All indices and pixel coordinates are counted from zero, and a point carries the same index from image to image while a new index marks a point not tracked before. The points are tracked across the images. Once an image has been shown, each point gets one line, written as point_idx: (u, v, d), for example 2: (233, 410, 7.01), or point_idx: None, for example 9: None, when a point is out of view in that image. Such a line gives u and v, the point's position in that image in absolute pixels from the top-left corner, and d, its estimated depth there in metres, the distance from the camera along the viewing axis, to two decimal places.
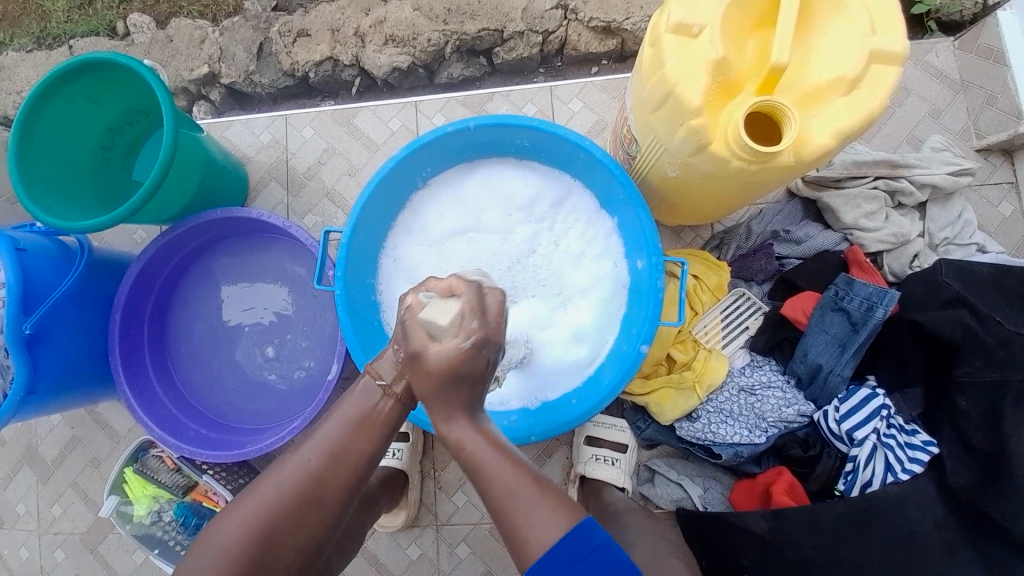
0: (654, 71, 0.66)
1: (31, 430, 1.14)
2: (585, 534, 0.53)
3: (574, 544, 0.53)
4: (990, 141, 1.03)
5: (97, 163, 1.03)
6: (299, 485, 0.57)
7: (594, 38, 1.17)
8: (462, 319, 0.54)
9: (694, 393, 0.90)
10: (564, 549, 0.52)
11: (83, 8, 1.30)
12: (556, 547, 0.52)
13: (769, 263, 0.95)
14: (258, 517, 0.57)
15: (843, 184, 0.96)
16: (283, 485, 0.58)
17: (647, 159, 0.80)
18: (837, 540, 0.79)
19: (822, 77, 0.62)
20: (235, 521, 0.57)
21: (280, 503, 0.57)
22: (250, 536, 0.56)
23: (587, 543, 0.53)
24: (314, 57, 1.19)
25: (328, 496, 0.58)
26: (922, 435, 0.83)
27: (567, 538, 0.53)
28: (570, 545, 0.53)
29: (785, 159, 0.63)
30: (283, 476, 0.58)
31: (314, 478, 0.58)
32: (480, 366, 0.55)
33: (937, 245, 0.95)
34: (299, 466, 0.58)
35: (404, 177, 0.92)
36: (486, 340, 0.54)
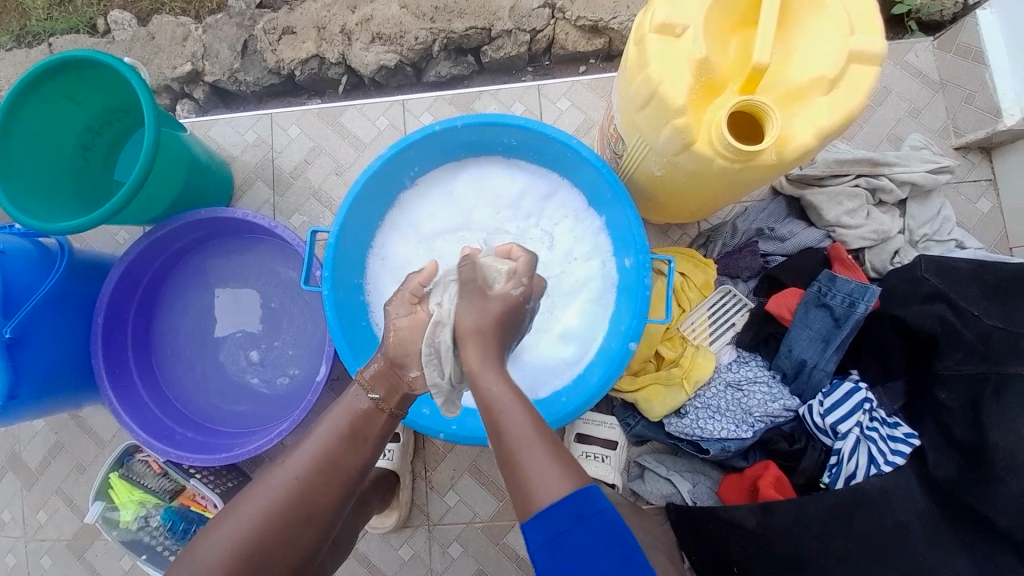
0: (638, 70, 0.66)
1: (14, 436, 1.12)
2: (591, 497, 0.52)
3: (579, 502, 0.51)
4: (968, 139, 1.05)
5: (77, 163, 1.01)
6: (291, 499, 0.58)
7: (581, 37, 1.18)
8: (517, 272, 0.67)
9: (681, 389, 0.91)
10: (567, 507, 0.51)
11: (62, 4, 1.27)
12: (556, 505, 0.51)
13: (754, 260, 0.96)
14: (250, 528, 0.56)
15: (826, 182, 0.98)
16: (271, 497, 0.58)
17: (633, 158, 0.80)
18: (822, 532, 0.80)
19: (803, 76, 0.63)
20: (224, 527, 0.57)
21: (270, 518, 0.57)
22: (241, 545, 0.56)
23: (592, 506, 0.51)
24: (299, 55, 1.18)
25: (320, 511, 0.59)
26: (904, 428, 0.84)
27: (570, 498, 0.51)
28: (574, 505, 0.51)
29: (768, 158, 0.64)
30: (274, 485, 0.59)
31: (303, 490, 0.59)
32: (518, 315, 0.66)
33: (918, 242, 0.97)
34: (289, 479, 0.59)
35: (391, 177, 0.91)
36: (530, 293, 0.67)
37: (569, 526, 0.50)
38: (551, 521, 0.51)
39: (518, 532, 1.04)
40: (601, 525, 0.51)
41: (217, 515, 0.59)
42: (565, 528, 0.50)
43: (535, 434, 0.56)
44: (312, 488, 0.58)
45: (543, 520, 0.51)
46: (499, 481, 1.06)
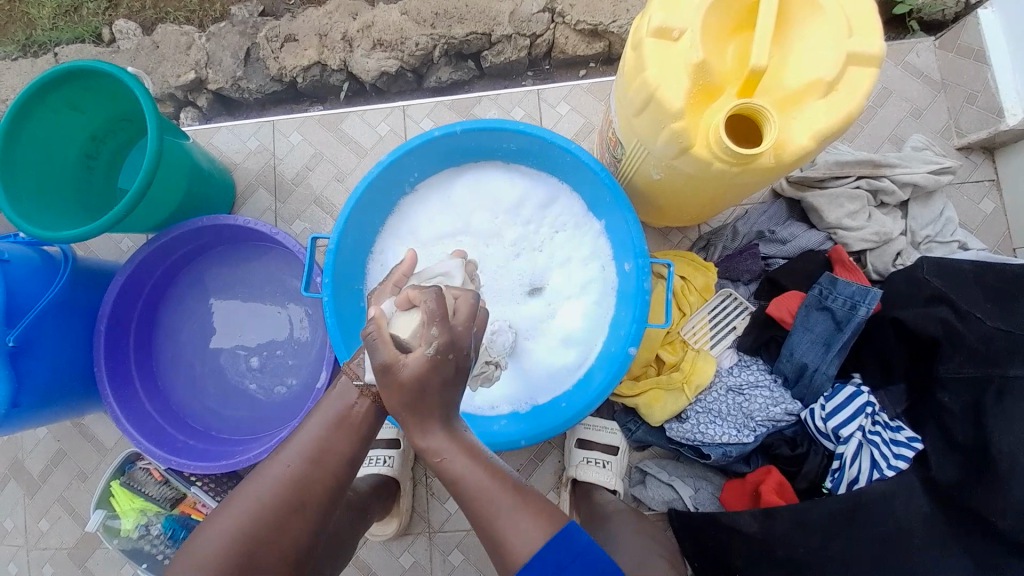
0: (636, 75, 0.66)
1: (18, 443, 1.13)
2: (569, 538, 0.54)
3: (559, 547, 0.53)
4: (970, 140, 1.05)
5: (81, 171, 1.03)
6: (282, 492, 0.58)
7: (581, 41, 1.18)
8: (425, 326, 0.52)
9: (683, 393, 0.90)
10: (550, 553, 0.53)
11: (69, 15, 1.29)
12: (541, 551, 0.52)
13: (755, 263, 0.96)
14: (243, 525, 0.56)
15: (827, 184, 0.97)
16: (262, 495, 0.58)
17: (631, 162, 0.80)
18: (824, 538, 0.79)
19: (801, 79, 0.63)
20: (220, 528, 0.57)
21: (262, 514, 0.57)
22: (234, 544, 0.56)
23: (571, 547, 0.54)
24: (301, 62, 1.19)
25: (310, 503, 0.59)
26: (907, 431, 0.83)
27: (553, 544, 0.53)
28: (556, 549, 0.53)
29: (766, 161, 0.64)
30: (265, 480, 0.59)
31: (296, 484, 0.59)
32: (448, 373, 0.53)
33: (920, 243, 0.96)
34: (281, 475, 0.59)
35: (391, 183, 0.92)
36: (450, 344, 0.53)
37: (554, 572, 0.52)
38: (537, 572, 0.52)
39: None
40: (582, 565, 0.53)
41: (209, 515, 0.59)
42: (554, 574, 0.52)
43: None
44: (308, 495, 0.59)
45: (528, 573, 0.52)
46: None
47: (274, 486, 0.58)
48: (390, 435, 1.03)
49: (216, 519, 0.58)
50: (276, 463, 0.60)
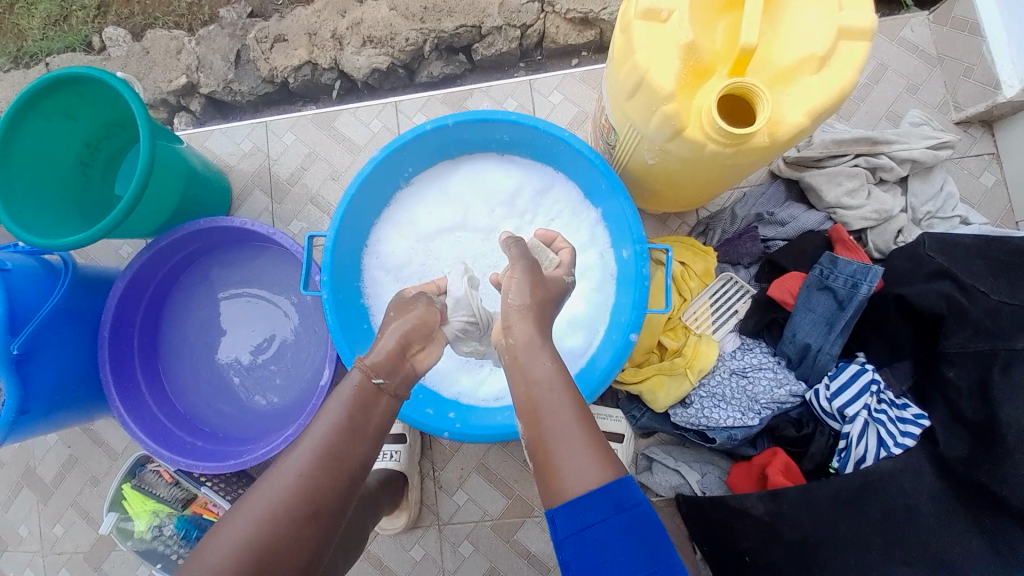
0: (626, 59, 0.65)
1: (28, 452, 1.14)
2: (627, 488, 0.52)
3: (614, 487, 0.51)
4: (968, 113, 1.04)
5: (77, 179, 1.02)
6: (295, 503, 0.55)
7: (572, 29, 1.17)
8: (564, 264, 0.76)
9: (686, 378, 0.90)
10: (604, 494, 0.51)
11: (59, 24, 1.28)
12: (590, 494, 0.51)
13: (754, 246, 0.95)
14: (254, 536, 0.53)
15: (825, 163, 0.96)
16: (273, 508, 0.55)
17: (625, 148, 0.80)
18: (833, 517, 0.79)
19: (792, 57, 0.62)
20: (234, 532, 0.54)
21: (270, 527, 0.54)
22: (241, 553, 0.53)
23: (618, 499, 0.51)
24: (292, 62, 1.18)
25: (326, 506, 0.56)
26: (913, 409, 0.83)
27: (604, 489, 0.51)
28: (611, 494, 0.51)
29: (761, 141, 0.63)
30: (276, 487, 0.56)
31: (308, 491, 0.56)
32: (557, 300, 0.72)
33: (921, 220, 0.96)
34: (290, 482, 0.56)
35: (386, 178, 0.91)
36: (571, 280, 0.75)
37: (603, 511, 0.51)
38: (584, 506, 0.51)
39: (529, 528, 1.04)
40: (636, 517, 0.51)
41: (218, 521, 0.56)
42: (602, 512, 0.51)
43: (537, 427, 0.56)
44: None
45: (573, 507, 0.51)
46: (508, 478, 1.06)
47: (288, 493, 0.55)
48: (396, 430, 1.03)
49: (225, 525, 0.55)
50: (285, 473, 0.56)
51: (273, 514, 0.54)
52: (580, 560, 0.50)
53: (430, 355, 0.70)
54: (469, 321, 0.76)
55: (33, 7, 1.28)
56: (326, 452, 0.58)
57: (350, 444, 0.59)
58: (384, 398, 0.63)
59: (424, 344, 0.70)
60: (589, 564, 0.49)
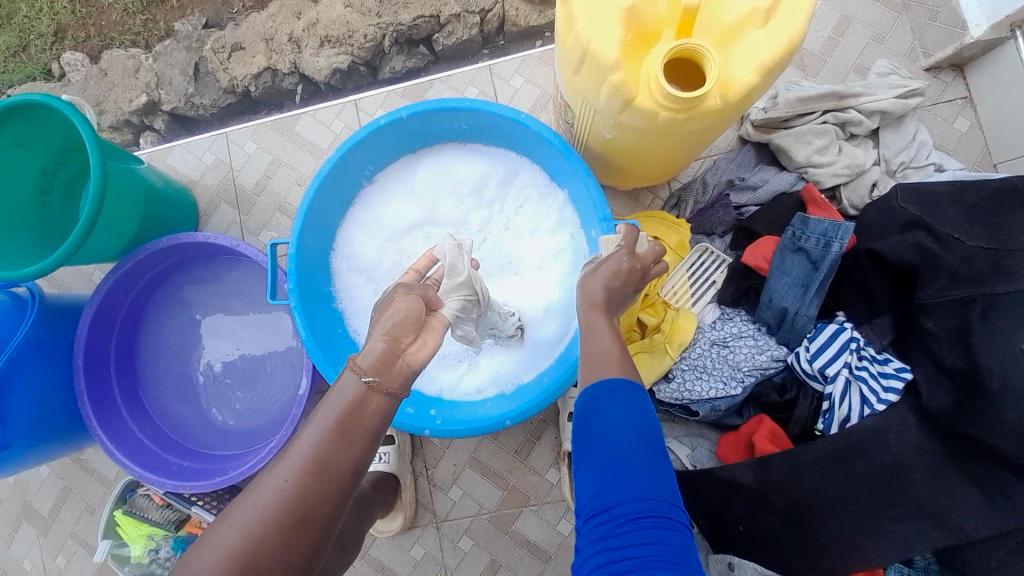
0: (568, 31, 0.63)
1: (24, 485, 1.14)
2: (627, 380, 0.57)
3: (613, 379, 0.57)
4: (937, 58, 1.01)
5: (37, 209, 1.01)
6: (282, 510, 0.51)
7: (531, 11, 1.16)
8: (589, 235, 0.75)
9: (666, 354, 0.88)
10: (609, 386, 0.56)
11: (17, 55, 1.27)
12: (592, 385, 0.58)
13: (727, 214, 0.93)
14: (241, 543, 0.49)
15: (792, 123, 0.94)
16: (263, 514, 0.50)
17: (583, 125, 0.78)
18: (821, 479, 0.78)
19: (737, 13, 0.60)
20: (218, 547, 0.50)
21: (256, 535, 0.50)
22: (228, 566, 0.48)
23: (616, 388, 0.56)
24: (251, 70, 1.17)
25: (314, 517, 0.52)
26: (895, 363, 0.81)
27: (605, 379, 0.57)
28: (612, 387, 0.56)
29: (712, 104, 0.62)
30: (263, 497, 0.51)
31: (297, 499, 0.51)
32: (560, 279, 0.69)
33: (895, 171, 0.93)
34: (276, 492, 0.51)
35: (346, 178, 0.90)
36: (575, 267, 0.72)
37: (602, 401, 0.56)
38: (590, 395, 0.57)
39: (526, 518, 1.04)
40: (631, 402, 0.55)
41: (208, 528, 0.52)
42: (599, 401, 0.56)
43: None
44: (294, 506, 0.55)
45: (581, 398, 0.58)
46: (501, 470, 1.05)
47: (278, 497, 0.51)
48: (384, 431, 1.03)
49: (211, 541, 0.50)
50: (271, 478, 0.52)
51: (263, 520, 0.50)
52: (583, 445, 0.55)
53: (426, 346, 0.63)
54: (468, 299, 0.73)
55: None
56: (313, 461, 0.53)
57: (339, 450, 0.54)
58: (375, 397, 0.57)
59: (416, 336, 0.62)
60: (588, 443, 0.55)
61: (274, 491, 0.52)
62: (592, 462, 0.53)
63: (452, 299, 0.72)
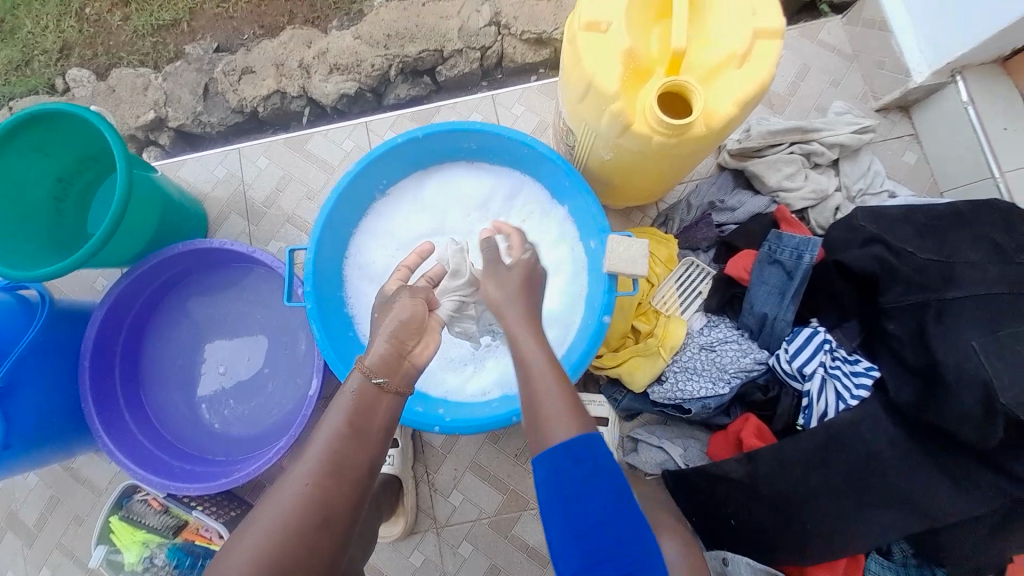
0: (574, 66, 0.73)
1: (3, 498, 1.10)
2: (590, 442, 0.57)
3: (574, 445, 0.56)
4: (885, 101, 1.16)
5: (49, 214, 1.03)
6: (305, 513, 0.54)
7: (528, 49, 1.26)
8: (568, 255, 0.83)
9: (660, 356, 0.95)
10: (563, 453, 0.56)
11: (20, 69, 1.30)
12: (552, 451, 0.57)
13: (710, 231, 1.03)
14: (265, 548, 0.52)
15: (764, 152, 1.06)
16: (284, 519, 0.54)
17: (584, 147, 0.86)
18: (804, 471, 0.85)
19: (717, 56, 0.70)
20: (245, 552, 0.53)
21: (279, 544, 0.53)
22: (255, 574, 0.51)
23: (586, 450, 0.56)
24: (261, 92, 1.23)
25: (336, 517, 0.56)
26: (864, 362, 0.90)
27: (568, 444, 0.56)
28: (562, 453, 0.56)
29: (698, 130, 0.71)
30: (281, 506, 0.55)
31: (315, 502, 0.55)
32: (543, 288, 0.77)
33: (854, 197, 1.06)
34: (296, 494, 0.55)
35: (363, 190, 0.96)
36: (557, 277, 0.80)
37: (566, 469, 0.55)
38: (544, 463, 0.57)
39: (526, 522, 1.06)
40: (599, 467, 0.56)
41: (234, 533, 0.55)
42: (565, 469, 0.56)
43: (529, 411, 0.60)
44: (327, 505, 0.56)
45: (544, 463, 0.57)
46: (500, 474, 1.08)
47: (296, 504, 0.55)
48: None
49: (232, 552, 0.53)
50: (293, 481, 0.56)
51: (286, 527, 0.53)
52: (554, 513, 0.55)
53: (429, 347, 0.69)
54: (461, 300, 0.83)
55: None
56: (329, 462, 0.57)
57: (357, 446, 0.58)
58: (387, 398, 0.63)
59: (418, 339, 0.68)
60: (559, 510, 0.55)
61: (291, 497, 0.55)
62: (570, 532, 0.54)
63: (448, 298, 0.83)
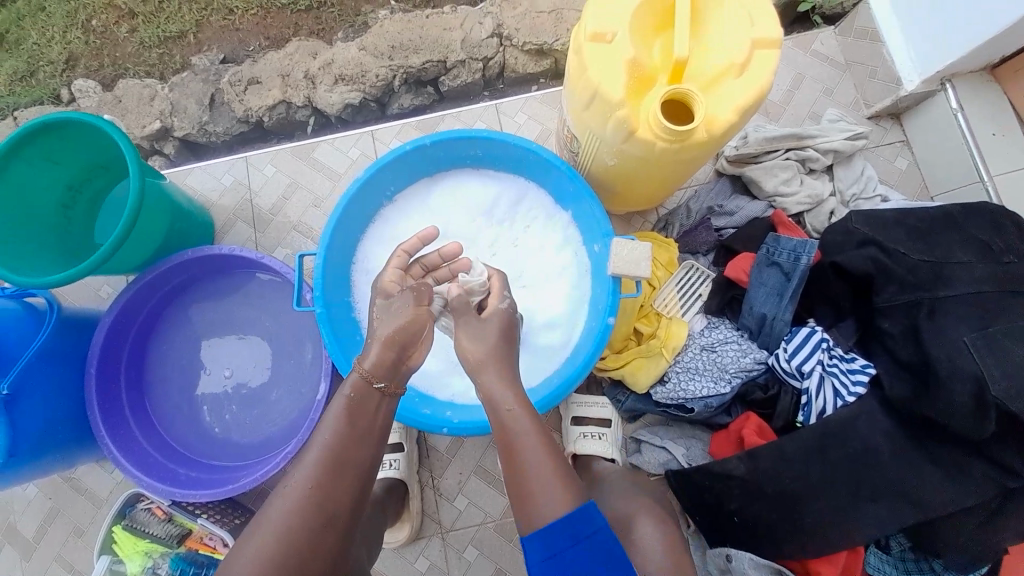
0: (580, 75, 0.75)
1: (4, 508, 1.10)
2: (589, 517, 0.57)
3: (575, 522, 0.57)
4: (877, 109, 1.20)
5: (58, 222, 1.05)
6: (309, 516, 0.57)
7: (529, 60, 1.29)
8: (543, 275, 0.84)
9: (662, 357, 0.97)
10: (552, 533, 0.56)
11: (25, 80, 1.32)
12: (551, 526, 0.57)
13: (709, 235, 1.06)
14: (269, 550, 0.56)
15: (761, 158, 1.09)
16: (288, 521, 0.57)
17: (588, 152, 0.89)
18: (804, 468, 0.86)
19: (717, 64, 0.73)
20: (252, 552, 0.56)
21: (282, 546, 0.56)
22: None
23: (587, 526, 0.57)
24: (267, 102, 1.25)
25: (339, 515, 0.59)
26: (860, 360, 0.92)
27: (568, 520, 0.57)
28: (552, 533, 0.56)
29: (700, 136, 0.74)
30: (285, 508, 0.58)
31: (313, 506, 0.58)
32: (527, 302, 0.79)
33: (848, 201, 1.09)
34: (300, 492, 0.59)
35: (370, 197, 0.98)
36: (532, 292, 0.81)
37: (567, 548, 0.56)
38: (532, 544, 0.57)
39: None
40: (599, 544, 0.56)
41: (238, 540, 0.58)
42: (565, 548, 0.56)
43: None
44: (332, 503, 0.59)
45: (540, 539, 0.56)
46: (505, 477, 1.09)
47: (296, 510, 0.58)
48: (393, 439, 1.06)
49: (240, 554, 0.57)
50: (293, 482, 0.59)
51: (289, 530, 0.57)
52: None
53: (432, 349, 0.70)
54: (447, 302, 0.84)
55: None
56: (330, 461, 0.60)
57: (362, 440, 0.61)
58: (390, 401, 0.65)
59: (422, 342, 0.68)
60: None
61: (297, 500, 0.58)
62: None
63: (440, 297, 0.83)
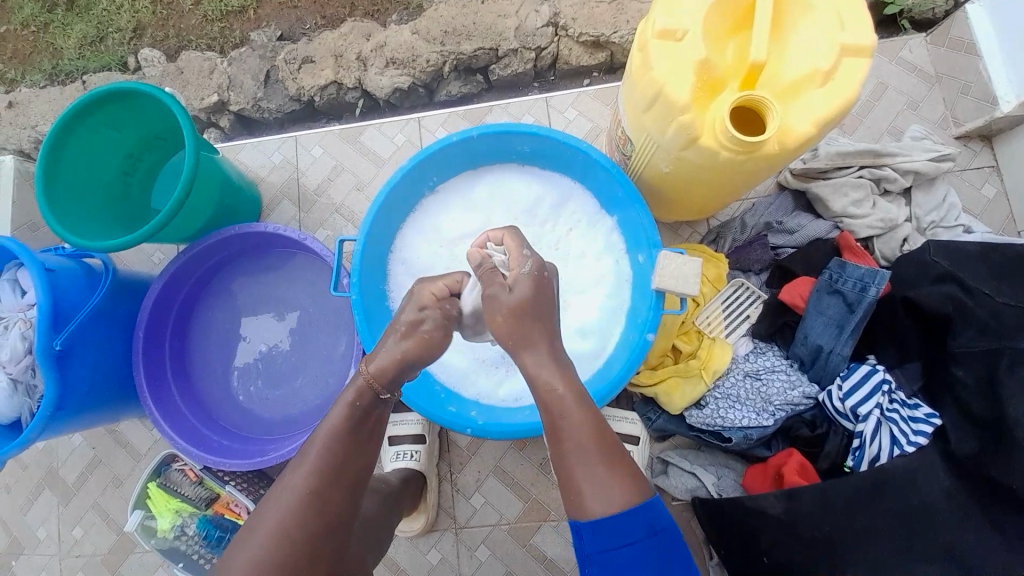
0: (643, 74, 0.70)
1: (52, 453, 1.17)
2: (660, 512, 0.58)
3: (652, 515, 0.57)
4: (968, 129, 1.08)
5: (118, 188, 1.09)
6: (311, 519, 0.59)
7: (584, 52, 1.24)
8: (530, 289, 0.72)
9: (701, 379, 0.92)
10: (624, 523, 0.56)
11: (95, 45, 1.37)
12: (622, 516, 0.56)
13: (764, 253, 0.99)
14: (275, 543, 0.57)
15: (830, 175, 1.01)
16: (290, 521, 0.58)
17: (642, 157, 0.84)
18: (847, 515, 0.80)
19: (797, 72, 0.67)
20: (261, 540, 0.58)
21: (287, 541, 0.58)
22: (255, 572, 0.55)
23: (659, 521, 0.58)
24: (318, 82, 1.25)
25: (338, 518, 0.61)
26: (924, 408, 0.84)
27: (640, 514, 0.56)
28: (615, 527, 0.56)
29: (771, 149, 0.68)
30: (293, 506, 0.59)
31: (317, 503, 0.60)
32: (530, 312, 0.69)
33: (925, 229, 0.99)
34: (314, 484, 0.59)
35: (413, 186, 0.97)
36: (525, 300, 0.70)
37: (643, 539, 0.56)
38: (591, 533, 0.57)
39: (545, 532, 1.05)
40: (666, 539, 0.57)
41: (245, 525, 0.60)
42: (640, 539, 0.56)
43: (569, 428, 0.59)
44: None
45: (605, 526, 0.56)
46: (523, 481, 1.07)
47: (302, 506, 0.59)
48: (415, 430, 1.05)
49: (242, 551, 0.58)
50: None
51: (285, 531, 0.57)
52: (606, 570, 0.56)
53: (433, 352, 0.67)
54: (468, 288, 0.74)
55: (68, 28, 1.38)
56: None
57: None
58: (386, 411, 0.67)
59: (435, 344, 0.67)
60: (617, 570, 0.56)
61: None
62: None
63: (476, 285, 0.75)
